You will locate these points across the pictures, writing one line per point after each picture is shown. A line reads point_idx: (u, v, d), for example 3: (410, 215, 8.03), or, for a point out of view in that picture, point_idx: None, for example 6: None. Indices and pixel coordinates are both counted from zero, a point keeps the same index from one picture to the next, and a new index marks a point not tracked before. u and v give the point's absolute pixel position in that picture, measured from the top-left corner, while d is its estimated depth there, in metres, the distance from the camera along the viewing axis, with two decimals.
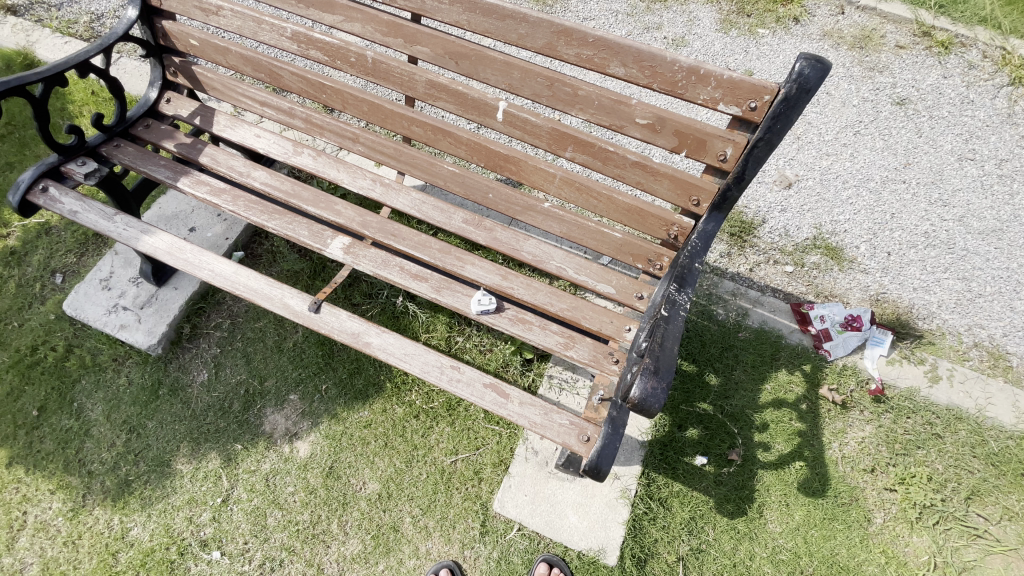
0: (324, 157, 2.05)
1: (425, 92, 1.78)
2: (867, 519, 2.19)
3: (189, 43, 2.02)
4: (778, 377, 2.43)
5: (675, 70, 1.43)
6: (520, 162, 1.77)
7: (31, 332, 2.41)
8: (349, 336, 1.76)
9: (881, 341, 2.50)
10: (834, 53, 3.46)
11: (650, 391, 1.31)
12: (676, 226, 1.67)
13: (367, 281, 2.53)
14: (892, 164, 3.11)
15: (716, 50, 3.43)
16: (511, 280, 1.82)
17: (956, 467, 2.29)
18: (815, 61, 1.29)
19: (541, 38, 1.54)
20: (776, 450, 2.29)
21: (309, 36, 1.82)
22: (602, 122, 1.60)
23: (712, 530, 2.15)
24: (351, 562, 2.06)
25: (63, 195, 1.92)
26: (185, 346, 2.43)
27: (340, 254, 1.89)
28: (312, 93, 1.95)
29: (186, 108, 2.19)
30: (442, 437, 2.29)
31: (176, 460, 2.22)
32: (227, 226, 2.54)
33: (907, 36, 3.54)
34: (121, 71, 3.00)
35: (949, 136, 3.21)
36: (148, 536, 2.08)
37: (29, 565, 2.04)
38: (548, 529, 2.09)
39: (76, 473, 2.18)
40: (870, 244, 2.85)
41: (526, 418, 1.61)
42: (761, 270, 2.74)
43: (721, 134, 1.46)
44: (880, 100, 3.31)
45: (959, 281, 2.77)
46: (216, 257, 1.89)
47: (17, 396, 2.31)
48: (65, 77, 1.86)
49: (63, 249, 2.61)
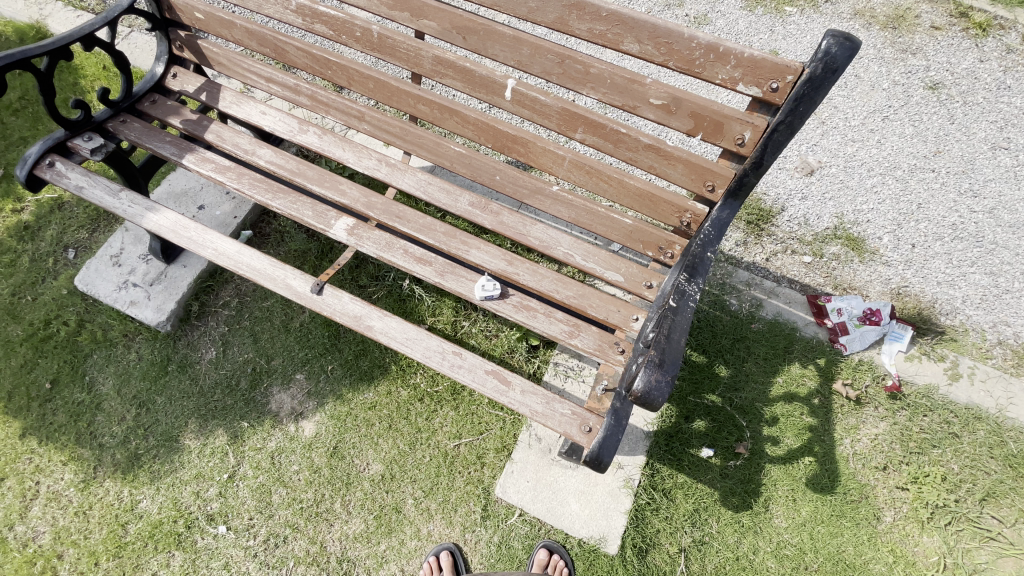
0: (330, 136, 2.01)
1: (432, 69, 1.72)
2: (876, 517, 2.15)
3: (195, 16, 1.99)
4: (790, 370, 2.36)
5: (692, 48, 1.36)
6: (528, 143, 1.71)
7: (44, 306, 2.45)
8: (350, 318, 1.74)
9: (900, 336, 2.42)
10: (865, 34, 3.29)
11: (653, 384, 1.27)
12: (690, 213, 1.61)
13: (374, 263, 2.51)
14: (922, 152, 2.98)
15: (740, 29, 3.29)
16: (516, 265, 1.78)
17: (972, 467, 2.22)
18: (845, 39, 1.21)
19: (552, 12, 1.47)
20: (785, 445, 2.25)
21: (314, 10, 1.77)
22: (614, 102, 1.53)
23: (716, 523, 2.12)
24: (353, 541, 2.08)
25: (69, 170, 1.92)
26: (193, 324, 2.44)
27: (344, 235, 1.87)
28: (319, 70, 1.90)
29: (192, 83, 2.16)
30: (446, 420, 2.29)
31: (184, 435, 2.25)
32: (235, 204, 2.53)
33: (943, 16, 3.36)
34: (132, 45, 2.99)
35: (984, 125, 3.05)
36: (157, 508, 2.13)
37: (41, 533, 2.09)
38: (549, 516, 2.09)
39: (87, 446, 2.22)
40: (893, 235, 2.74)
41: (527, 407, 1.59)
42: (777, 259, 2.66)
43: (739, 117, 1.39)
44: (911, 84, 3.15)
45: (986, 276, 2.66)
46: (220, 236, 1.87)
47: (30, 368, 2.35)
48: (70, 50, 1.84)
49: (75, 225, 2.63)
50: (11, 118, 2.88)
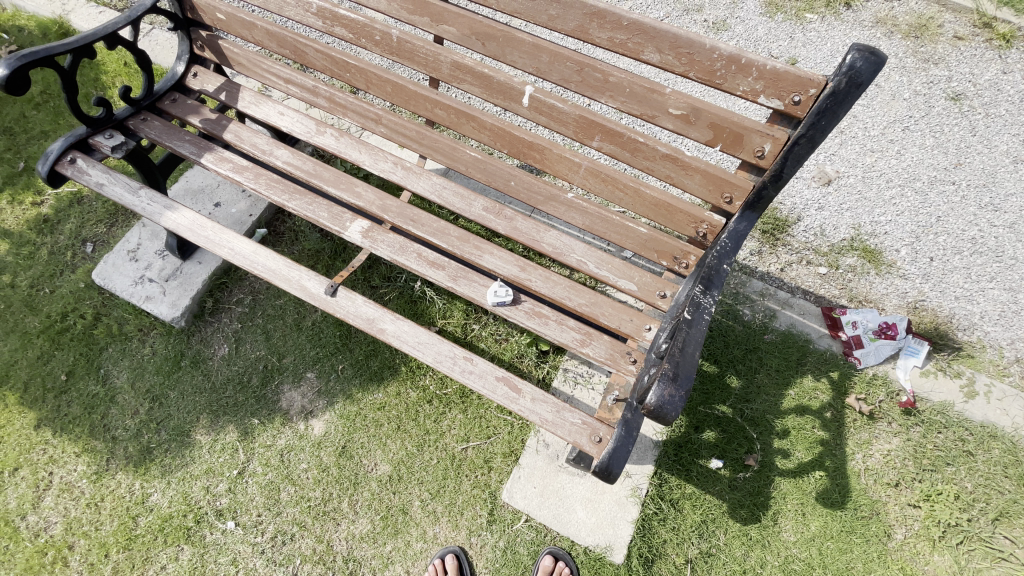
0: (347, 138, 2.02)
1: (450, 74, 1.73)
2: (887, 534, 2.12)
3: (216, 16, 2.00)
4: (802, 383, 2.34)
5: (713, 59, 1.35)
6: (544, 150, 1.71)
7: (62, 299, 2.48)
8: (363, 320, 1.75)
9: (916, 351, 2.38)
10: (886, 42, 3.25)
11: (667, 399, 1.26)
12: (706, 224, 1.59)
13: (387, 264, 2.52)
14: (942, 164, 2.93)
15: (759, 35, 3.26)
16: (529, 271, 1.78)
17: (985, 486, 2.19)
18: (870, 53, 1.20)
19: (572, 20, 1.46)
20: (796, 458, 2.22)
21: (335, 12, 1.77)
22: (632, 110, 1.52)
23: (723, 535, 2.10)
24: (360, 541, 2.09)
25: (90, 167, 1.95)
26: (207, 319, 2.47)
27: (358, 237, 1.87)
28: (337, 72, 1.91)
29: (212, 83, 2.18)
30: (454, 423, 2.29)
31: (195, 431, 2.27)
32: (251, 203, 2.56)
33: (967, 26, 3.30)
34: (153, 43, 3.03)
35: (1006, 137, 2.99)
36: (167, 502, 2.15)
37: (53, 523, 2.12)
38: (555, 523, 2.08)
39: (101, 438, 2.26)
40: (911, 248, 2.70)
41: (537, 415, 1.58)
42: (792, 269, 2.63)
43: (759, 129, 1.38)
44: (933, 95, 3.11)
45: (1006, 292, 2.61)
46: (236, 236, 1.89)
47: (47, 359, 2.39)
48: (93, 49, 1.86)
49: (94, 219, 2.66)
50: (34, 112, 2.93)
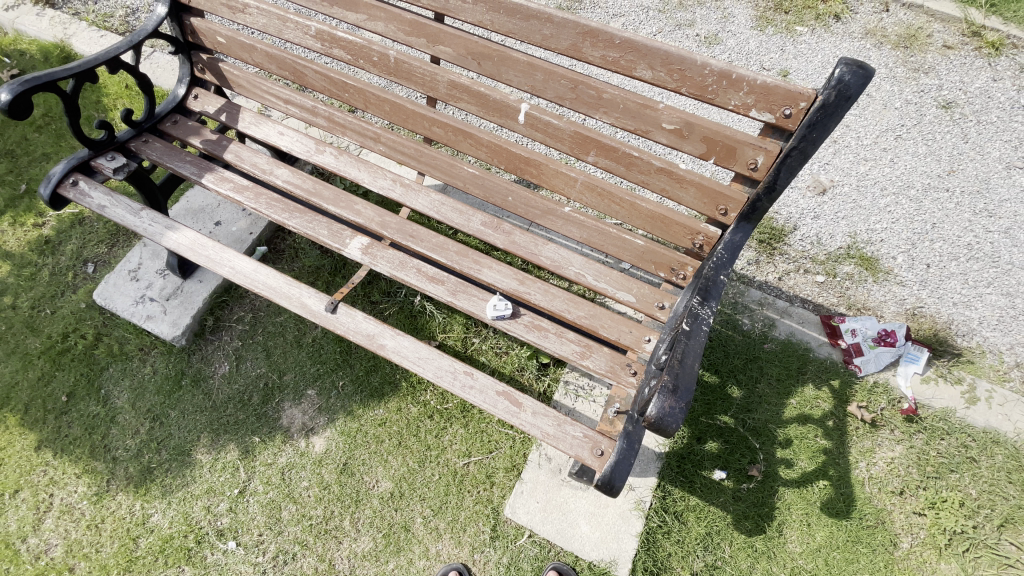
0: (346, 156, 2.04)
1: (447, 93, 1.75)
2: (893, 543, 2.10)
3: (216, 40, 2.04)
4: (803, 392, 2.34)
5: (705, 74, 1.37)
6: (541, 166, 1.73)
7: (63, 320, 2.49)
8: (363, 336, 1.76)
9: (916, 358, 2.39)
10: (876, 53, 3.30)
11: (667, 411, 1.26)
12: (702, 235, 1.61)
13: (387, 280, 2.54)
14: (935, 171, 2.96)
15: (751, 48, 3.31)
16: (528, 285, 1.78)
17: (990, 492, 2.17)
18: (858, 67, 1.21)
19: (566, 39, 1.50)
20: (799, 467, 2.21)
21: (332, 34, 1.81)
22: (626, 126, 1.54)
23: (728, 547, 2.08)
24: (362, 559, 2.07)
25: (92, 189, 1.96)
26: (208, 338, 2.47)
27: (358, 254, 1.88)
28: (335, 92, 1.94)
29: (212, 105, 2.21)
30: (455, 438, 2.28)
31: (195, 450, 2.26)
32: (251, 221, 2.58)
33: (955, 36, 3.36)
34: (154, 65, 3.08)
35: (998, 144, 3.03)
36: (167, 523, 2.13)
37: (53, 546, 2.10)
38: (559, 538, 2.06)
39: (101, 459, 2.25)
40: (908, 255, 2.72)
41: (538, 429, 1.58)
42: (789, 278, 2.65)
43: (752, 142, 1.40)
44: (924, 103, 3.15)
45: (1003, 297, 2.62)
46: (237, 254, 1.90)
47: (48, 380, 2.39)
48: (96, 73, 1.89)
49: (95, 240, 2.69)
50: (36, 135, 2.97)
